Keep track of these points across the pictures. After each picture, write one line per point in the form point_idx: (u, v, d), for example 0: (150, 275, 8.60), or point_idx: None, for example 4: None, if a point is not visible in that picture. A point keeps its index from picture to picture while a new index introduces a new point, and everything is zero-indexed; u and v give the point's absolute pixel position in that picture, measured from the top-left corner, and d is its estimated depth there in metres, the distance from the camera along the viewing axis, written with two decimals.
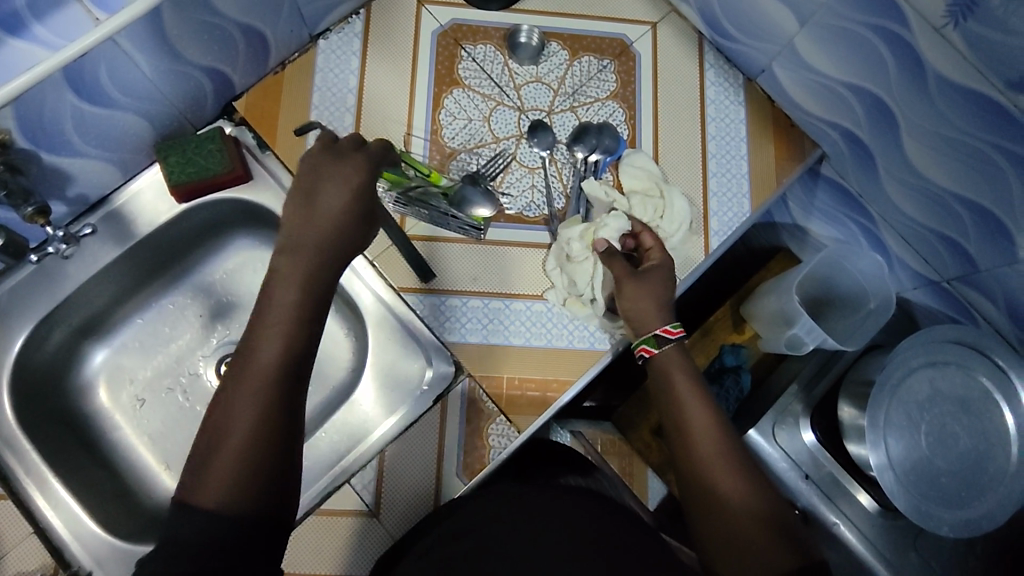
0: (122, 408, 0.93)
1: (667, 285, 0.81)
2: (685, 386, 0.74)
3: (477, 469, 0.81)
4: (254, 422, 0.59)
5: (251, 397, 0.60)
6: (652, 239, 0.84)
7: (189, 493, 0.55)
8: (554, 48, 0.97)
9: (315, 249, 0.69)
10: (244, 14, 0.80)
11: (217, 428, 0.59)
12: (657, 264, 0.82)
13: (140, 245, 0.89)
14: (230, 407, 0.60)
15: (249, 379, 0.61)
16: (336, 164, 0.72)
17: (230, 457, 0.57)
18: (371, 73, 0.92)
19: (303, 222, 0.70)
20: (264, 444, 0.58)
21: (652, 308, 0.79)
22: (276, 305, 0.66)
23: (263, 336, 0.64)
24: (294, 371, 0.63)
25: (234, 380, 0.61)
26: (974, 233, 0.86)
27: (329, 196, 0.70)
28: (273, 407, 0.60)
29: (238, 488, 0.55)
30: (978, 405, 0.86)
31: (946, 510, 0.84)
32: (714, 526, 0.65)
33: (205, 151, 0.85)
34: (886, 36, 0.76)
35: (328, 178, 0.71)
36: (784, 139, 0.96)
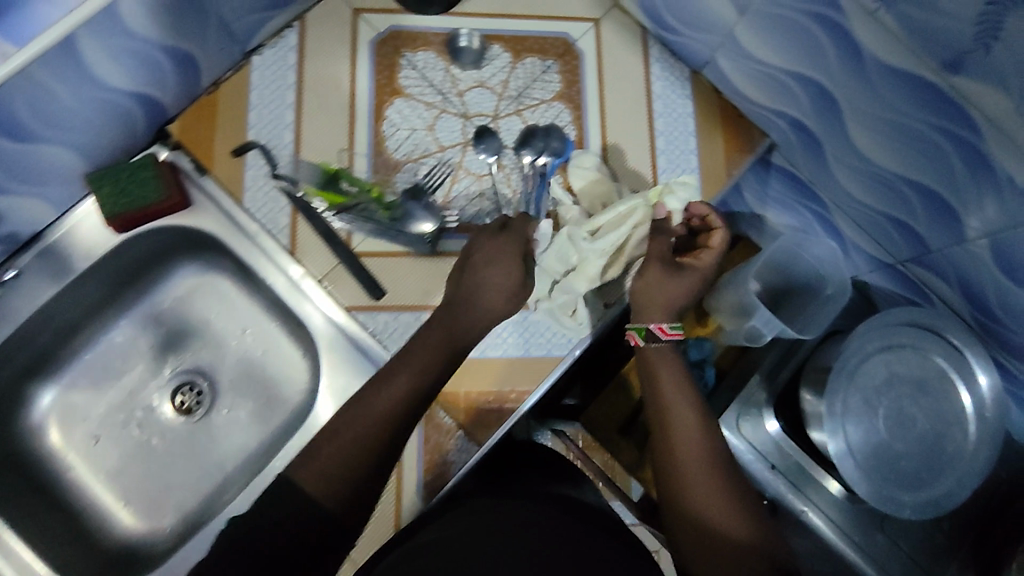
0: (76, 448, 0.91)
1: (690, 288, 0.79)
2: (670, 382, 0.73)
3: (438, 487, 0.82)
4: (366, 441, 0.65)
5: (373, 421, 0.66)
6: (717, 240, 0.83)
7: (293, 474, 0.64)
8: (496, 51, 0.95)
9: (467, 326, 0.76)
10: (168, 35, 0.76)
11: (338, 428, 0.66)
12: (697, 267, 0.81)
13: (80, 280, 0.86)
14: (353, 423, 0.66)
15: (374, 403, 0.68)
16: (510, 257, 0.80)
17: (325, 467, 0.63)
18: (309, 87, 0.90)
19: (466, 301, 0.78)
20: (361, 467, 0.64)
21: (659, 303, 0.78)
22: (422, 349, 0.73)
23: (402, 370, 0.70)
24: (415, 408, 0.69)
25: (368, 391, 0.69)
26: (925, 215, 0.86)
27: (494, 285, 0.78)
28: (392, 429, 0.66)
29: (332, 493, 0.62)
30: (934, 386, 0.88)
31: (906, 493, 0.85)
32: (693, 531, 0.63)
33: (140, 180, 0.82)
34: (823, 23, 0.75)
35: (499, 262, 0.79)
36: (732, 131, 0.96)
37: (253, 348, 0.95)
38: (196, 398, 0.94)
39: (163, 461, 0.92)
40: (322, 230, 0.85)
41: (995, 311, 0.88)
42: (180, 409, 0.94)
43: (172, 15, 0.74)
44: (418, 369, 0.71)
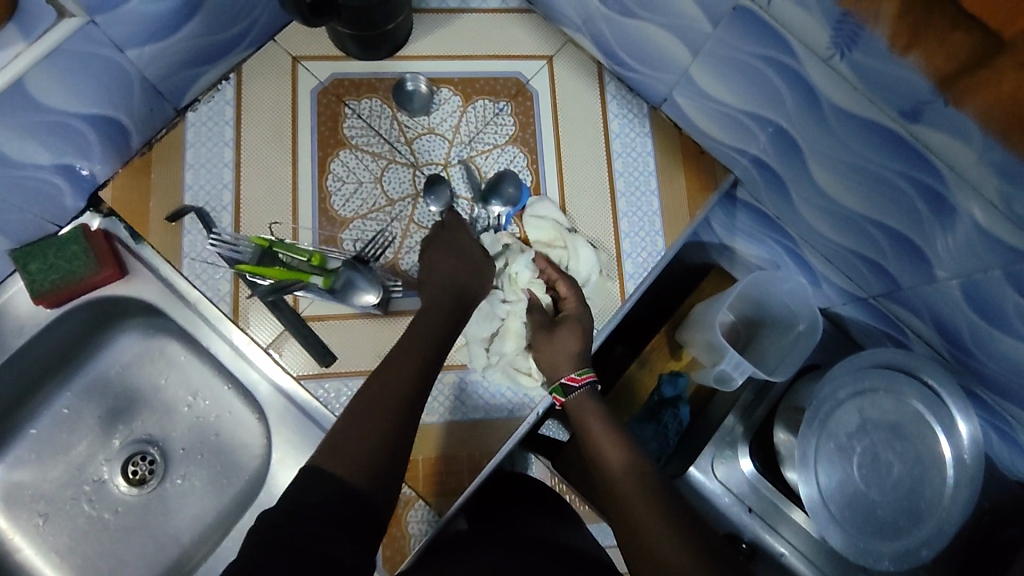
0: (23, 527, 0.87)
1: (581, 336, 0.80)
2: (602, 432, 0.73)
3: (398, 562, 0.78)
4: (386, 420, 0.65)
5: (390, 400, 0.66)
6: (565, 287, 0.83)
7: (325, 462, 0.60)
8: (446, 95, 0.91)
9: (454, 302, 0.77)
10: (86, 103, 0.73)
11: (359, 409, 0.65)
12: (571, 314, 0.81)
13: (15, 357, 0.82)
14: (369, 400, 0.66)
15: (384, 386, 0.67)
16: (466, 236, 0.82)
17: (358, 452, 0.61)
18: (248, 142, 0.86)
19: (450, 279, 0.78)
20: (386, 443, 0.63)
21: (564, 358, 0.79)
22: (419, 331, 0.74)
23: (406, 350, 0.71)
24: (424, 382, 0.69)
25: (377, 374, 0.69)
26: (893, 253, 0.83)
27: (473, 261, 0.80)
28: (406, 404, 0.67)
29: (370, 468, 0.61)
30: (910, 429, 0.84)
31: (883, 543, 0.83)
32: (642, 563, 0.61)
33: (69, 253, 0.79)
34: (777, 66, 0.72)
35: (461, 243, 0.81)
36: (694, 168, 0.93)
37: (206, 413, 0.91)
38: (148, 467, 0.91)
39: (116, 536, 0.88)
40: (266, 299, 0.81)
41: (971, 348, 0.84)
42: (132, 480, 0.90)
43: (87, 84, 0.71)
44: (420, 350, 0.72)
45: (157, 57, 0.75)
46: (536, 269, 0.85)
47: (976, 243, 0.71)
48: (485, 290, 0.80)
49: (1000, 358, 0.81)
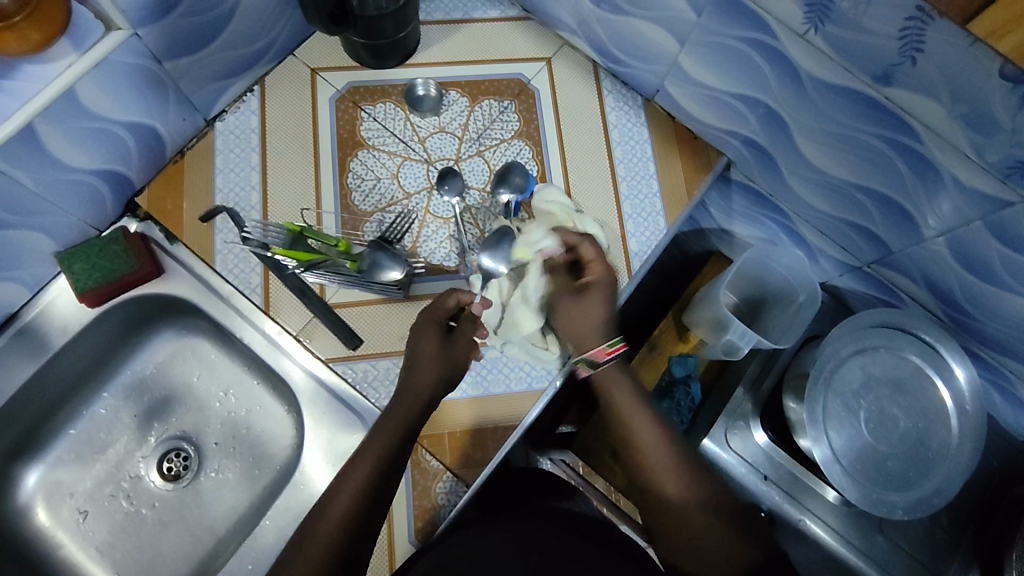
0: (65, 525, 0.90)
1: (609, 302, 0.79)
2: (632, 410, 0.72)
3: (429, 532, 0.81)
4: (324, 555, 0.61)
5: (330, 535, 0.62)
6: (592, 249, 0.80)
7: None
8: (453, 96, 0.98)
9: (411, 410, 0.72)
10: (129, 112, 0.79)
11: (305, 534, 0.63)
12: (597, 280, 0.79)
13: (58, 356, 0.86)
14: (318, 521, 0.63)
15: (324, 519, 0.63)
16: (431, 328, 0.77)
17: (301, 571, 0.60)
18: (273, 146, 0.92)
19: (406, 391, 0.74)
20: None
21: (594, 327, 0.78)
22: (375, 441, 0.69)
23: (358, 462, 0.67)
24: (373, 506, 0.65)
25: (331, 493, 0.65)
26: (881, 218, 0.89)
27: (428, 366, 0.75)
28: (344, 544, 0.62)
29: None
30: (911, 383, 0.89)
31: (896, 494, 0.86)
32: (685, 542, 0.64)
33: (110, 253, 0.85)
34: (759, 47, 0.79)
35: (426, 344, 0.76)
36: (689, 152, 0.99)
37: (237, 408, 0.95)
38: (183, 463, 0.94)
39: (154, 530, 0.91)
40: (297, 285, 0.86)
41: (964, 305, 0.89)
42: (167, 475, 0.93)
43: (128, 94, 0.77)
44: (370, 469, 0.66)
45: (191, 68, 0.82)
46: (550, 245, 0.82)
47: (958, 200, 0.77)
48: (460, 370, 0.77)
49: (993, 311, 0.85)
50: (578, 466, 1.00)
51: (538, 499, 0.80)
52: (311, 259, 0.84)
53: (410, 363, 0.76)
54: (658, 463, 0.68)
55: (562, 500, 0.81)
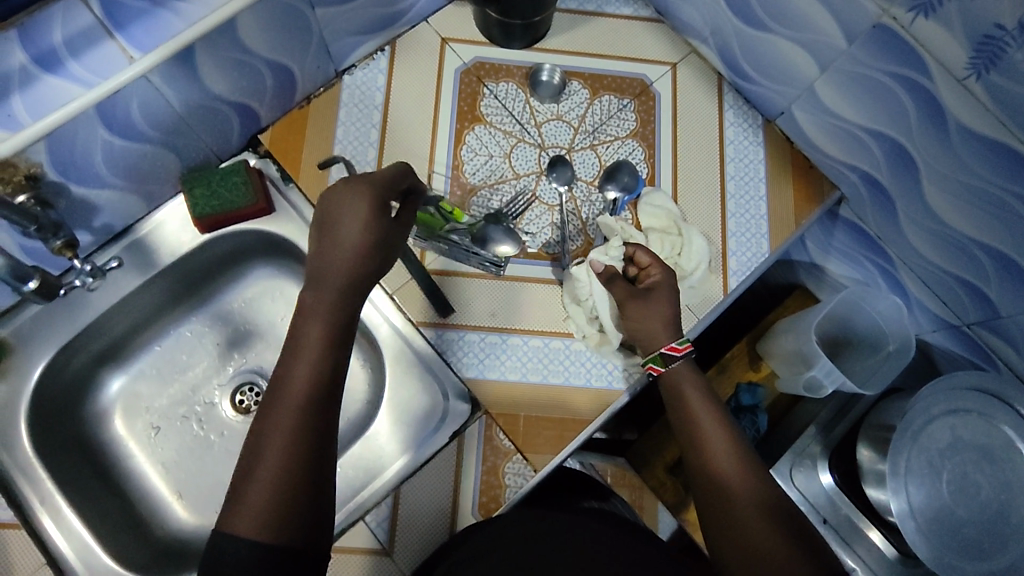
0: (137, 437, 0.93)
1: (670, 299, 0.81)
2: (699, 407, 0.73)
3: (493, 509, 0.81)
4: (290, 442, 0.58)
5: (281, 452, 0.57)
6: (649, 257, 0.84)
7: (228, 524, 0.54)
8: (575, 87, 0.98)
9: (348, 289, 0.68)
10: (274, 51, 0.82)
11: (251, 463, 0.57)
12: (658, 281, 0.82)
13: (163, 273, 0.89)
14: (264, 439, 0.58)
15: (279, 412, 0.59)
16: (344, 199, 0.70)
17: (278, 463, 0.57)
18: (395, 107, 0.94)
19: (324, 276, 0.68)
20: (297, 485, 0.56)
21: (659, 325, 0.79)
22: (303, 338, 0.64)
23: (294, 365, 0.63)
24: (320, 409, 0.61)
25: (268, 409, 0.60)
26: (997, 280, 0.85)
27: (349, 229, 0.69)
28: (309, 420, 0.60)
29: (290, 507, 0.55)
30: (1000, 453, 0.85)
31: (967, 561, 0.83)
32: (731, 531, 0.63)
33: (230, 183, 0.86)
34: (907, 84, 0.77)
35: (344, 211, 0.70)
36: (803, 181, 0.96)
37: None
38: (256, 398, 0.96)
39: (218, 458, 0.93)
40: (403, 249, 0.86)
41: None
42: (239, 408, 0.96)
43: (277, 33, 0.80)
44: (315, 355, 0.63)
45: (337, 17, 0.84)
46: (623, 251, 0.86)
47: None
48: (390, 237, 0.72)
49: None
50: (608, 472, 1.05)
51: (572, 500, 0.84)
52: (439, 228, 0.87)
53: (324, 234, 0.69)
54: (726, 462, 0.68)
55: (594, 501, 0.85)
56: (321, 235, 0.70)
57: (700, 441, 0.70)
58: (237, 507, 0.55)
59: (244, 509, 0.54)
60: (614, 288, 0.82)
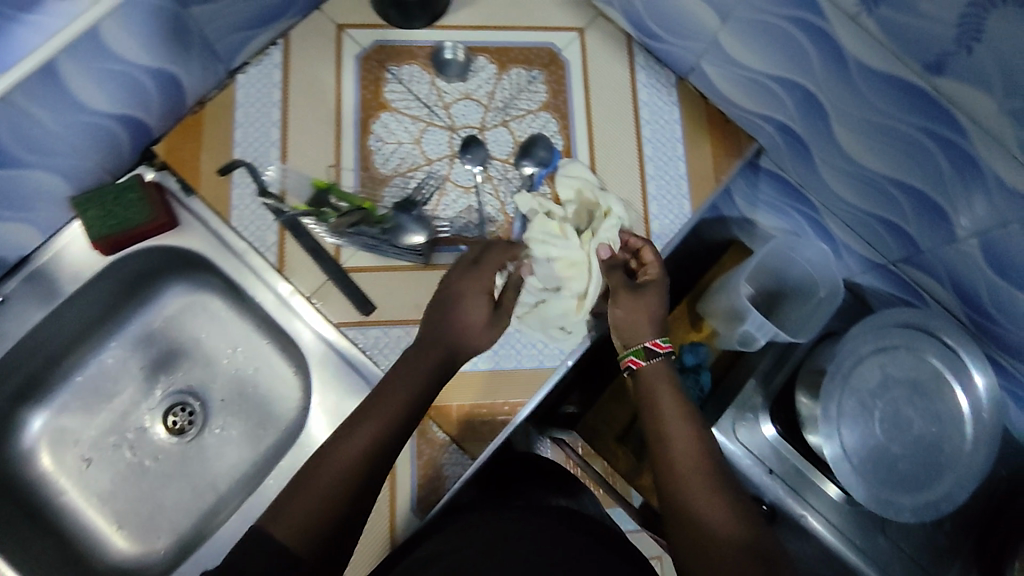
0: (68, 472, 0.90)
1: (663, 302, 0.83)
2: (670, 410, 0.72)
3: (432, 502, 0.82)
4: (335, 482, 0.61)
5: (332, 485, 0.61)
6: (650, 256, 0.84)
7: (266, 525, 0.60)
8: (481, 63, 0.95)
9: (430, 371, 0.72)
10: (151, 58, 0.77)
11: (299, 483, 0.62)
12: (653, 279, 0.83)
13: (69, 302, 0.86)
14: (313, 474, 0.62)
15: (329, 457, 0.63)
16: (480, 292, 0.78)
17: (322, 497, 0.60)
18: (295, 103, 0.90)
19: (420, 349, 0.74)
20: (334, 522, 0.60)
21: (643, 321, 0.81)
22: (379, 398, 0.68)
23: (363, 421, 0.66)
24: (372, 471, 0.63)
25: (332, 443, 0.64)
26: (914, 216, 0.86)
27: (481, 333, 0.77)
28: (361, 475, 0.62)
29: (320, 537, 0.59)
30: (929, 386, 0.87)
31: (905, 496, 0.85)
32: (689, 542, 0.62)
33: (126, 201, 0.83)
34: (805, 28, 0.75)
35: (471, 294, 0.78)
36: (719, 136, 0.96)
37: (244, 367, 0.95)
38: (188, 418, 0.94)
39: (157, 482, 0.91)
40: (289, 222, 0.85)
41: (990, 310, 0.87)
42: (172, 429, 0.93)
43: (150, 37, 0.75)
44: (380, 419, 0.66)
45: (215, 15, 0.79)
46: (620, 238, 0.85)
47: (997, 199, 0.74)
48: (471, 342, 0.76)
49: (1017, 316, 0.84)
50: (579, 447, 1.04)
51: (539, 494, 0.76)
52: (338, 214, 0.84)
53: (447, 311, 0.77)
54: (692, 472, 0.66)
55: (560, 496, 0.78)
56: (447, 311, 0.77)
57: (669, 450, 0.68)
58: (273, 516, 0.60)
59: (275, 524, 0.59)
60: (608, 275, 0.84)
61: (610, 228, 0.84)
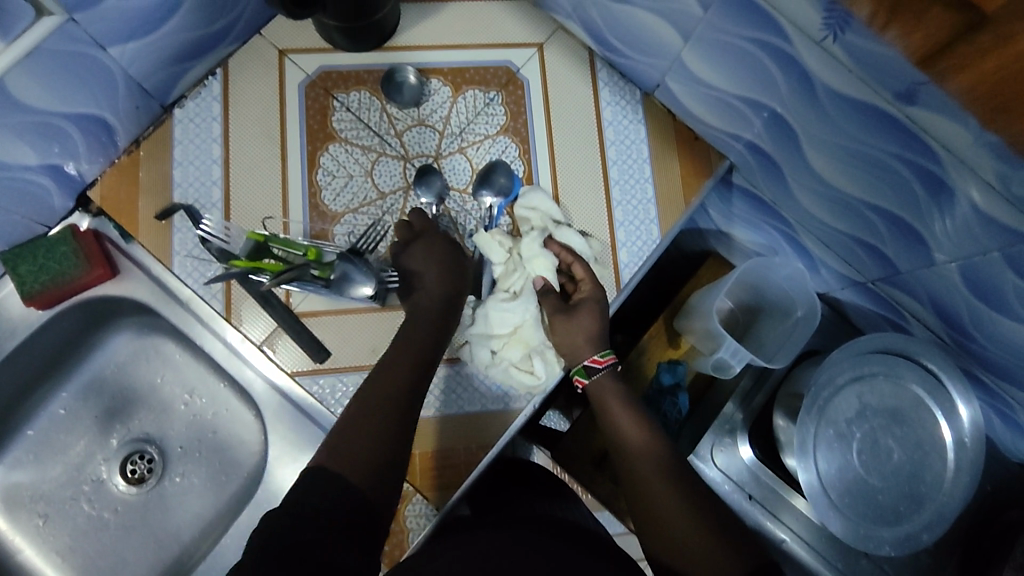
0: (25, 528, 0.88)
1: (598, 317, 0.80)
2: (624, 417, 0.74)
3: (397, 557, 0.79)
4: (383, 420, 0.66)
5: (380, 426, 0.66)
6: (582, 270, 0.83)
7: (323, 465, 0.62)
8: (435, 85, 0.90)
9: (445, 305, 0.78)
10: (72, 104, 0.72)
11: (347, 431, 0.65)
12: (586, 296, 0.81)
13: (9, 358, 0.82)
14: (358, 419, 0.66)
15: (375, 399, 0.68)
16: (432, 240, 0.81)
17: (374, 432, 0.65)
18: (237, 138, 0.85)
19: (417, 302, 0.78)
20: (386, 451, 0.64)
21: (583, 340, 0.79)
22: (400, 346, 0.74)
23: (392, 363, 0.72)
24: (410, 409, 0.69)
25: (367, 393, 0.69)
26: (891, 239, 0.82)
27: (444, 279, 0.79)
28: (404, 411, 0.68)
29: (371, 471, 0.62)
30: (908, 413, 0.84)
31: (884, 528, 0.83)
32: (662, 538, 0.64)
33: (58, 254, 0.79)
34: (769, 49, 0.70)
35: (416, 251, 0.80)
36: (688, 154, 0.91)
37: (203, 411, 0.92)
38: (147, 466, 0.91)
39: (116, 536, 0.88)
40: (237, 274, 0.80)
41: (972, 334, 0.83)
42: (131, 479, 0.90)
43: (67, 83, 0.70)
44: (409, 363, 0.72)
45: (138, 54, 0.74)
46: (551, 254, 0.83)
47: (976, 229, 0.70)
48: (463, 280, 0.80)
49: (999, 340, 0.80)
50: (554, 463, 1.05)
51: (533, 501, 0.79)
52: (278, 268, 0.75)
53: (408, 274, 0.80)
54: (653, 470, 0.68)
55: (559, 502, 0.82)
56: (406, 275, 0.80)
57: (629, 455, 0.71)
58: (311, 483, 0.59)
59: (323, 476, 0.60)
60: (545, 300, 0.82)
61: (531, 245, 0.83)
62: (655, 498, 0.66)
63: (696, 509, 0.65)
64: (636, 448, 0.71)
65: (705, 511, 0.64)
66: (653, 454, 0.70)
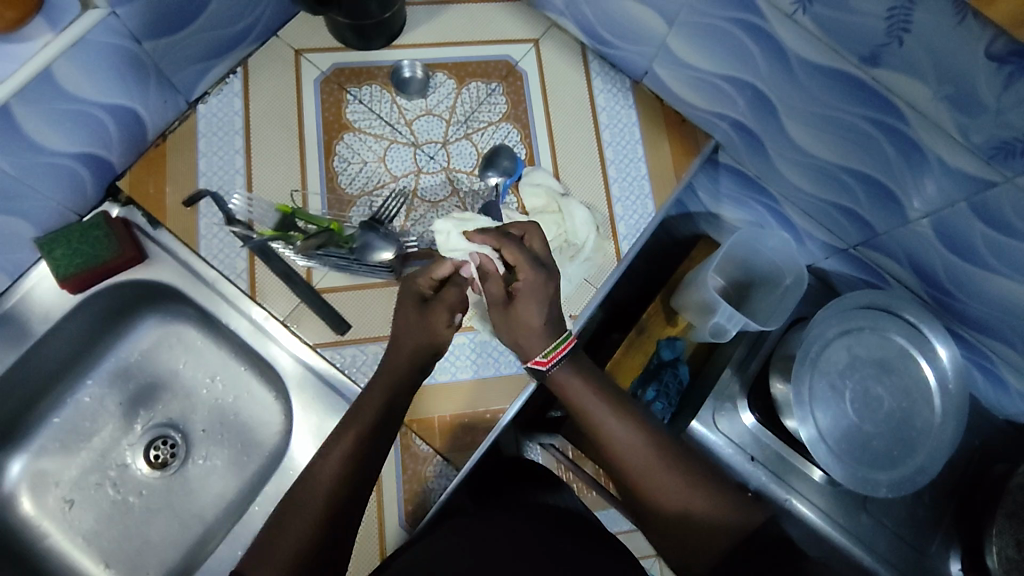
0: (51, 513, 0.89)
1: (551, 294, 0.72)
2: (601, 411, 0.68)
3: (419, 515, 0.82)
4: (311, 520, 0.61)
5: (305, 525, 0.61)
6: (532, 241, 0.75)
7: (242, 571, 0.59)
8: (440, 78, 0.97)
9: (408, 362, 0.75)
10: (109, 95, 0.78)
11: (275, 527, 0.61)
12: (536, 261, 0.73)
13: (40, 343, 0.85)
14: (289, 512, 0.62)
15: (309, 486, 0.64)
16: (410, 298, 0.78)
17: (299, 531, 0.61)
18: (258, 129, 0.91)
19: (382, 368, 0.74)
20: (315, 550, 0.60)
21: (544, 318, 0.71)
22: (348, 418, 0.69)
23: (334, 445, 0.67)
24: (344, 500, 0.63)
25: (300, 485, 0.64)
26: (868, 202, 0.89)
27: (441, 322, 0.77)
28: (332, 505, 0.63)
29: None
30: (896, 363, 0.90)
31: (880, 472, 0.87)
32: (667, 530, 0.65)
33: (91, 239, 0.83)
34: (746, 27, 0.78)
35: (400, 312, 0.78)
36: (676, 135, 0.99)
37: (224, 395, 0.94)
38: (170, 450, 0.93)
39: (141, 518, 0.90)
40: (259, 248, 0.85)
41: (949, 288, 0.90)
42: (154, 463, 0.92)
43: (106, 74, 0.76)
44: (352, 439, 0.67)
45: (169, 49, 0.80)
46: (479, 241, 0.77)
47: (942, 181, 0.77)
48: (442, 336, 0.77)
49: (973, 290, 0.86)
50: (567, 450, 0.98)
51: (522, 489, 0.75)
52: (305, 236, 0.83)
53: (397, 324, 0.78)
54: (644, 465, 0.66)
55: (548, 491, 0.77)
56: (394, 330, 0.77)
57: (614, 452, 0.67)
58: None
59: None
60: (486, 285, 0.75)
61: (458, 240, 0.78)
62: (654, 496, 0.65)
63: (692, 508, 0.64)
64: (619, 443, 0.67)
65: (704, 506, 0.64)
66: (640, 449, 0.66)
